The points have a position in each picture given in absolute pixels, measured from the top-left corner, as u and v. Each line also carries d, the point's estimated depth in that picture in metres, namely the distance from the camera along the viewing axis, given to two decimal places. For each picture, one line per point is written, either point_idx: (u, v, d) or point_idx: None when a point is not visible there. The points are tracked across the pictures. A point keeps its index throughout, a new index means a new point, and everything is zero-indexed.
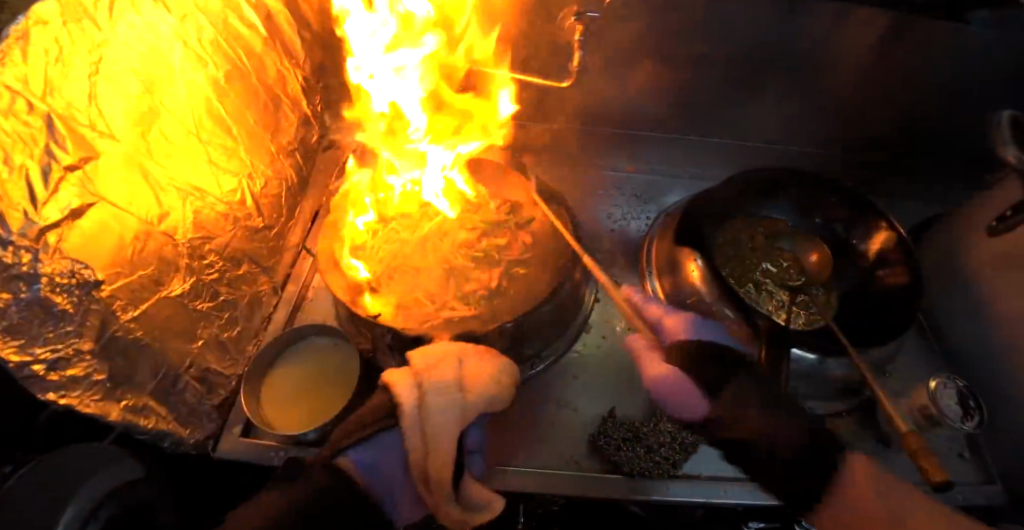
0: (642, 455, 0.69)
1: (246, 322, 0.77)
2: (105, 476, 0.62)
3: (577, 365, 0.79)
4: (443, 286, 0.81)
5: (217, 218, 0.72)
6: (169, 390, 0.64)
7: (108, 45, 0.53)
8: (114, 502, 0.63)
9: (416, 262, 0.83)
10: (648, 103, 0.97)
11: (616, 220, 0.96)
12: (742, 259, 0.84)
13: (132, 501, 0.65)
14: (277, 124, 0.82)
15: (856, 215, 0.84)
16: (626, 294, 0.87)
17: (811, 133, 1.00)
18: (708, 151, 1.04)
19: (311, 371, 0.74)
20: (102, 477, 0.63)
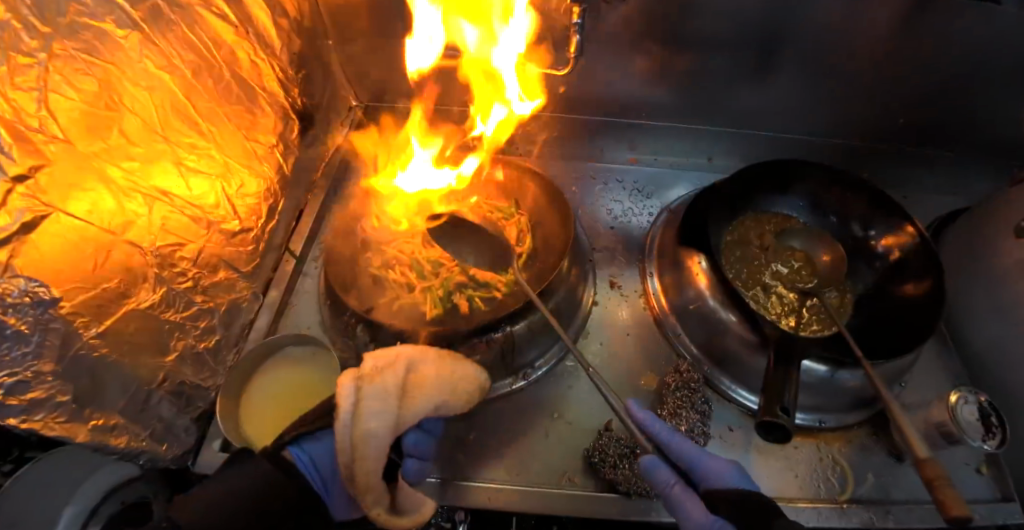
0: (640, 472, 0.64)
1: (225, 331, 0.72)
2: (99, 478, 0.60)
3: (572, 374, 0.74)
4: (412, 299, 0.74)
5: (187, 222, 0.66)
6: (141, 407, 0.61)
7: (53, 51, 0.48)
8: (114, 499, 0.61)
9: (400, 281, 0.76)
10: (646, 88, 0.92)
11: (616, 216, 0.90)
12: (750, 260, 0.79)
13: (129, 499, 0.64)
14: (252, 118, 0.75)
15: (875, 212, 0.77)
16: (626, 296, 0.82)
17: (821, 122, 0.94)
18: (710, 139, 0.99)
19: (292, 381, 0.69)
20: (88, 483, 0.59)
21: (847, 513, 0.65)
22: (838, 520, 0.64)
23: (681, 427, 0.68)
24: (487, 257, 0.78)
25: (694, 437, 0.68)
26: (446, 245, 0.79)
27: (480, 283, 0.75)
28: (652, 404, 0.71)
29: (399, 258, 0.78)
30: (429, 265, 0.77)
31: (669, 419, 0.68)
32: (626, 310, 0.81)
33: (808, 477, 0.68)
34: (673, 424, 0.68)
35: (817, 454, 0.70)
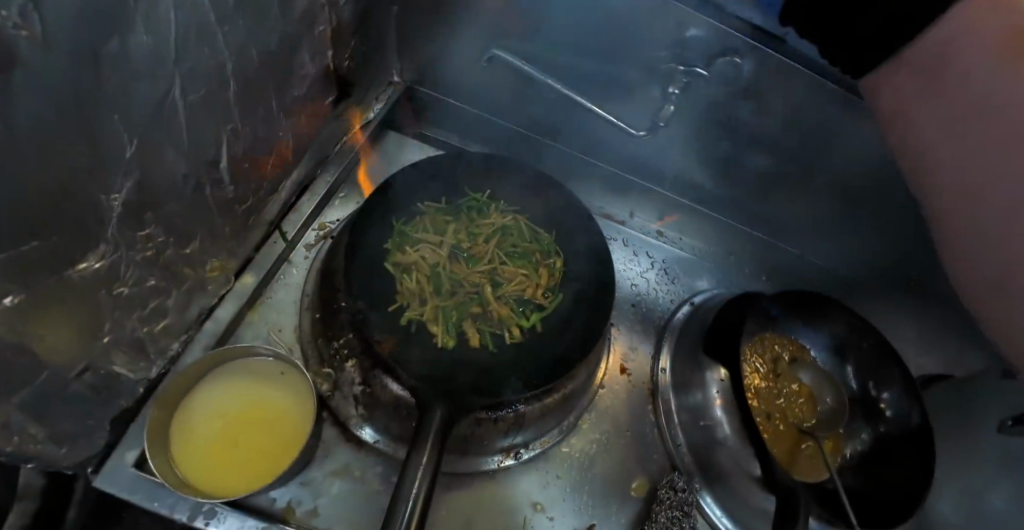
0: None
1: (177, 314, 0.57)
2: None
3: (564, 462, 0.66)
4: (409, 326, 0.61)
5: (175, 175, 0.50)
6: (48, 402, 0.45)
7: None
8: None
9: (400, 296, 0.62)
10: (700, 168, 0.90)
11: (639, 291, 0.85)
12: (762, 381, 0.77)
13: None
14: (293, 70, 0.60)
15: (891, 374, 0.77)
16: (633, 384, 0.76)
17: (843, 256, 0.96)
18: (740, 239, 0.98)
19: (246, 399, 0.55)
20: None
21: None
22: None
23: None
24: (506, 296, 0.67)
25: None
26: (464, 270, 0.68)
27: (492, 329, 0.64)
28: (640, 516, 0.66)
29: (401, 275, 0.64)
30: (441, 288, 0.65)
31: None
32: (633, 400, 0.75)
33: None
34: None
35: None
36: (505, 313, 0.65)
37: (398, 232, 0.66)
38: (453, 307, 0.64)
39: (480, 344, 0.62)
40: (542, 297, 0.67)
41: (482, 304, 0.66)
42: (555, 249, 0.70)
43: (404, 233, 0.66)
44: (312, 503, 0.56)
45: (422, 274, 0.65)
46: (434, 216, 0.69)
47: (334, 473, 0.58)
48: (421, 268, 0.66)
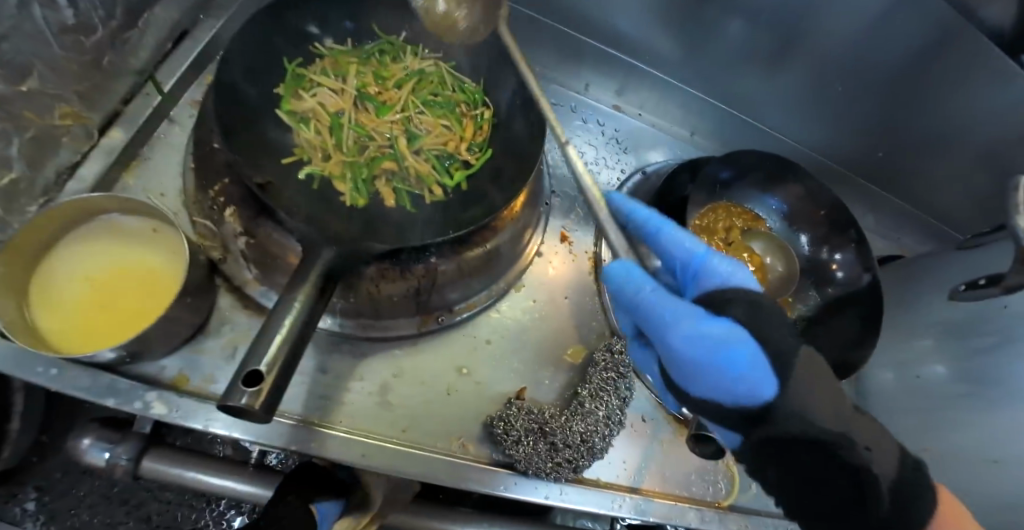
0: (542, 452, 0.57)
1: (25, 169, 0.49)
2: None
3: (494, 329, 0.63)
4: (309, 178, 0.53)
5: None
6: None
7: None
8: None
9: (305, 152, 0.55)
10: (658, 25, 0.80)
11: (585, 163, 0.78)
12: (710, 249, 0.72)
13: None
14: None
15: (845, 239, 0.73)
16: (573, 254, 0.71)
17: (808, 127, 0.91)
18: (701, 111, 0.91)
19: (122, 259, 0.49)
20: None
21: (725, 520, 0.65)
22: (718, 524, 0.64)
23: (599, 412, 0.61)
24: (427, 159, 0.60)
25: (608, 425, 0.61)
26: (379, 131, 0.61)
27: (411, 185, 0.58)
28: (573, 382, 0.63)
29: (305, 127, 0.56)
30: (354, 147, 0.59)
31: (586, 401, 0.61)
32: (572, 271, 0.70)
33: (699, 476, 0.67)
34: (591, 407, 0.61)
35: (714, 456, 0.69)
36: (425, 171, 0.59)
37: (292, 74, 0.57)
38: (364, 165, 0.57)
39: (394, 202, 0.55)
40: (467, 153, 0.60)
41: (398, 161, 0.59)
42: (481, 101, 0.63)
43: (300, 76, 0.57)
44: (209, 372, 0.51)
45: (323, 125, 0.58)
46: (337, 61, 0.60)
47: (235, 341, 0.53)
48: (321, 117, 0.57)
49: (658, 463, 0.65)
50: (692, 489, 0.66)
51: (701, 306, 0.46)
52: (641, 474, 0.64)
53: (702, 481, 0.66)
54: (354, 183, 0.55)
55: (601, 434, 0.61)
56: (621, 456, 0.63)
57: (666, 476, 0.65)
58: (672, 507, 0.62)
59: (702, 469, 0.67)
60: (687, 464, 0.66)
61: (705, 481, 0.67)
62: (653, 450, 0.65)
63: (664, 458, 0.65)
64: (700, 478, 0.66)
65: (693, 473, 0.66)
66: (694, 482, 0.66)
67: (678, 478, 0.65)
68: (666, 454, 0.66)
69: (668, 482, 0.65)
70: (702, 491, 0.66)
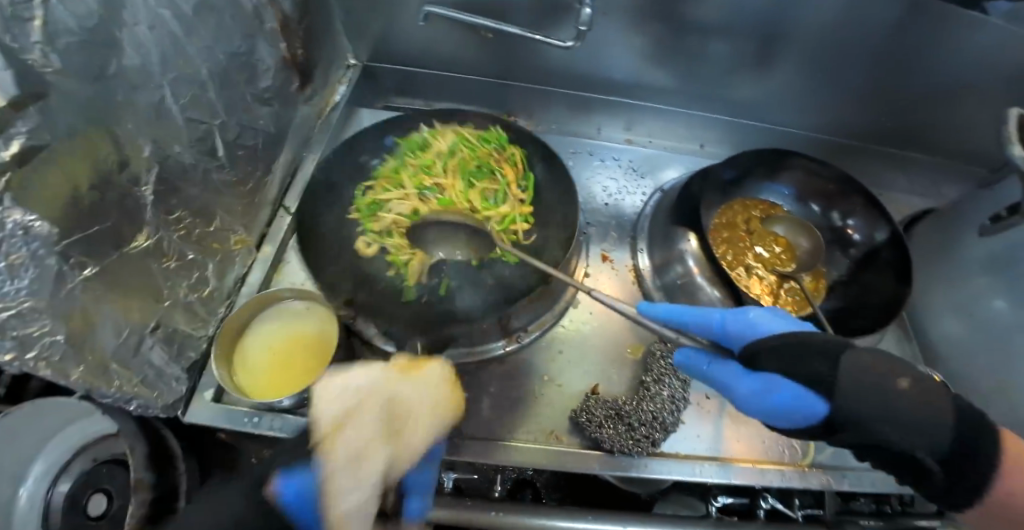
0: (622, 432, 0.67)
1: (217, 282, 0.71)
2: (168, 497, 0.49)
3: (563, 340, 0.76)
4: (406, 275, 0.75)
5: (186, 169, 0.64)
6: (134, 352, 0.60)
7: None
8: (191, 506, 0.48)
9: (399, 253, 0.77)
10: (646, 68, 0.96)
11: (610, 194, 0.93)
12: (734, 243, 0.82)
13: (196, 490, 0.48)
14: (254, 67, 0.72)
15: (855, 203, 0.81)
16: (615, 269, 0.84)
17: (808, 116, 1.01)
18: (707, 125, 1.04)
19: (288, 331, 0.68)
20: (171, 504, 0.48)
21: (807, 476, 0.71)
22: (799, 481, 0.70)
23: (664, 392, 0.71)
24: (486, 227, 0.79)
25: (675, 402, 0.71)
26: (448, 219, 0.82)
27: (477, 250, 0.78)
28: (638, 373, 0.74)
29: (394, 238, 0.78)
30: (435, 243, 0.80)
31: (652, 386, 0.72)
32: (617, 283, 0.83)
33: (772, 441, 0.74)
34: (656, 390, 0.71)
35: None
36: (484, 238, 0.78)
37: (368, 207, 0.80)
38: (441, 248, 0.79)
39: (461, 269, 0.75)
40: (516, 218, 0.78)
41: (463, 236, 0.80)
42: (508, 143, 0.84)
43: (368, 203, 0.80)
44: None
45: (400, 229, 0.79)
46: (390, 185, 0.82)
47: None
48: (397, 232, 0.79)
49: (729, 434, 0.73)
50: (769, 455, 0.73)
51: (737, 365, 0.60)
52: (715, 446, 0.72)
53: (778, 447, 0.73)
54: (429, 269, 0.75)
55: (671, 411, 0.70)
56: (694, 433, 0.73)
57: (741, 446, 0.73)
58: (754, 471, 0.69)
59: (774, 436, 0.74)
60: (758, 433, 0.74)
61: (781, 447, 0.73)
62: (723, 424, 0.74)
63: (734, 429, 0.74)
64: (774, 445, 0.73)
65: (767, 441, 0.74)
66: (769, 448, 0.73)
67: (750, 446, 0.73)
68: (735, 426, 0.74)
69: (742, 449, 0.73)
70: (781, 458, 0.73)
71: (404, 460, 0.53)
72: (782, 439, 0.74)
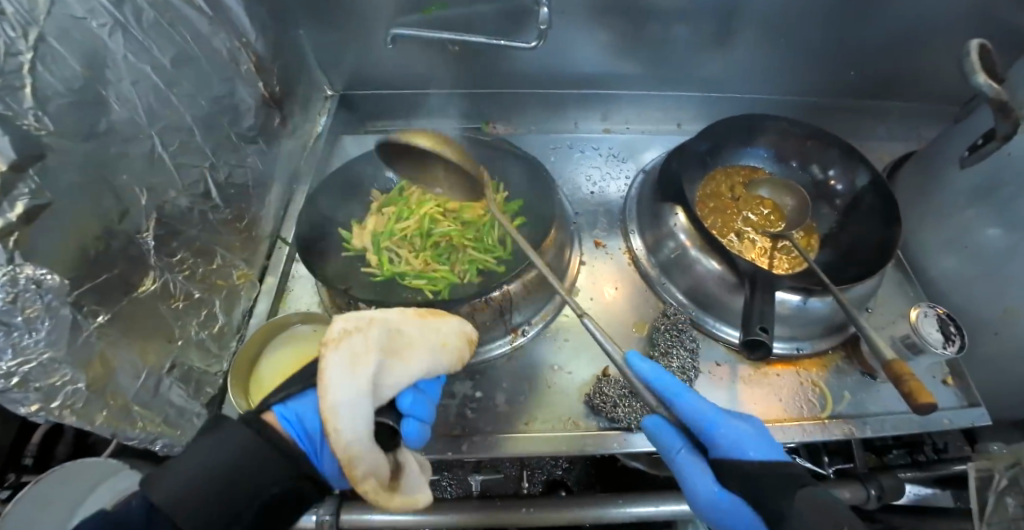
0: (637, 408, 0.68)
1: (226, 318, 0.72)
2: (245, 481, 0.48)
3: (568, 327, 0.77)
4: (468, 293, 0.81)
5: (183, 212, 0.67)
6: (153, 393, 0.61)
7: (31, 49, 0.49)
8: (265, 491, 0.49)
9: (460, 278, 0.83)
10: (613, 58, 0.99)
11: (595, 182, 0.95)
12: (721, 211, 0.84)
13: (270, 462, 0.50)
14: (236, 109, 0.75)
15: (832, 155, 0.83)
16: (610, 255, 0.85)
17: (777, 81, 1.03)
18: (681, 104, 1.06)
19: (299, 354, 0.69)
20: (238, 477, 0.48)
21: (830, 428, 0.71)
22: (823, 435, 0.70)
23: (673, 364, 0.72)
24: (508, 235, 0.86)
25: (686, 373, 0.71)
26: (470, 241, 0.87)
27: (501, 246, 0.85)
28: (646, 349, 0.75)
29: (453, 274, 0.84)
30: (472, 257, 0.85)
31: (662, 359, 0.72)
32: (614, 266, 0.84)
33: (791, 399, 0.74)
34: (666, 362, 0.72)
35: (798, 379, 0.76)
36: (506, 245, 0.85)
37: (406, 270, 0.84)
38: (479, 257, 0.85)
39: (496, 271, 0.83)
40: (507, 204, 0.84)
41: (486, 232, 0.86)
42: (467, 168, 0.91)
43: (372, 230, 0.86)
44: None
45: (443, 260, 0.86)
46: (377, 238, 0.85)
47: None
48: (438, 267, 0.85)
49: (751, 399, 0.73)
50: (795, 414, 0.72)
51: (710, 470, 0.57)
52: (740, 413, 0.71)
53: (802, 405, 0.73)
54: (437, 284, 0.83)
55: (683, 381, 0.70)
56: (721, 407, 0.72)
57: (765, 410, 0.72)
58: (777, 431, 0.70)
59: (793, 394, 0.74)
60: (777, 394, 0.74)
61: (803, 404, 0.73)
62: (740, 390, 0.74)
63: (754, 394, 0.74)
64: (797, 404, 0.73)
65: (790, 400, 0.74)
66: (793, 406, 0.73)
67: (773, 407, 0.73)
68: (756, 390, 0.74)
69: (765, 411, 0.72)
70: (807, 415, 0.72)
71: (398, 375, 0.57)
72: (800, 395, 0.74)
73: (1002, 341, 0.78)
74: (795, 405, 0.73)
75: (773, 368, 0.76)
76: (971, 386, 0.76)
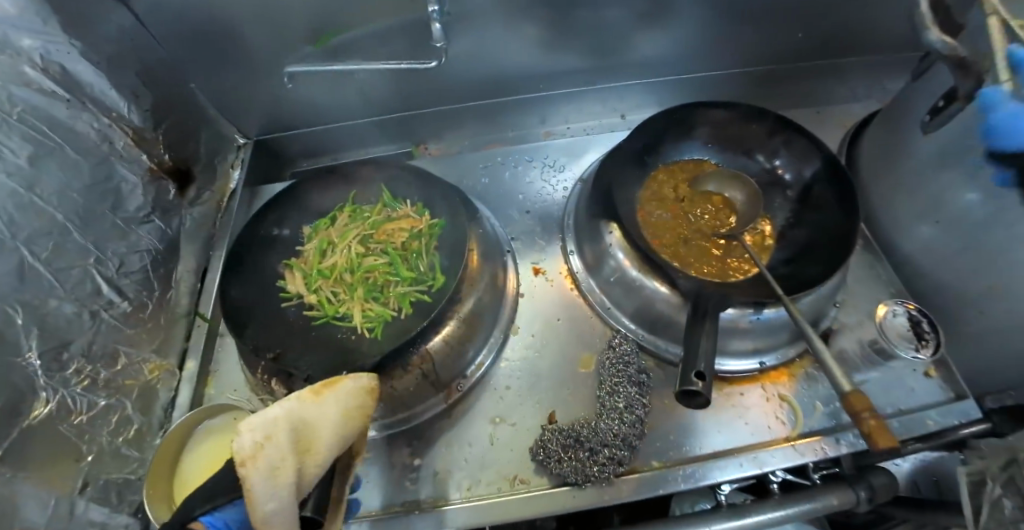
0: (585, 460, 0.62)
1: (143, 417, 0.68)
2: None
3: (508, 374, 0.71)
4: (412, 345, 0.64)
5: (71, 319, 0.62)
6: (68, 520, 0.57)
7: None
8: None
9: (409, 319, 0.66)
10: (535, 57, 0.90)
11: (531, 198, 0.88)
12: (668, 220, 0.76)
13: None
14: (118, 191, 0.69)
15: (777, 142, 0.77)
16: (551, 281, 0.79)
17: (719, 54, 0.94)
18: (618, 95, 0.98)
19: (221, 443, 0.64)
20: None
21: (801, 449, 0.65)
22: (796, 458, 0.65)
23: (620, 403, 0.66)
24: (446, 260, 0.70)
25: (635, 413, 0.65)
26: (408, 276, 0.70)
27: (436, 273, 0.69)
28: (593, 387, 0.69)
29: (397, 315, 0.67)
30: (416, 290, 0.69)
31: (608, 399, 0.67)
32: (554, 294, 0.78)
33: (759, 420, 0.68)
34: (612, 402, 0.66)
35: (763, 395, 0.70)
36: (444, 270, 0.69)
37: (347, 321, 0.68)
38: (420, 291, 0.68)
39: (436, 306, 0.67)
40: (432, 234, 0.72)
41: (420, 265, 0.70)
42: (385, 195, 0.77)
43: (302, 268, 0.71)
44: None
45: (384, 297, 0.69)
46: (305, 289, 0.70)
47: None
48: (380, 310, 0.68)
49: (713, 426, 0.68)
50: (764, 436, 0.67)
51: None
52: (702, 446, 0.66)
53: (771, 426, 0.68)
54: (373, 322, 0.67)
55: (633, 426, 0.65)
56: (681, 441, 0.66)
57: (731, 438, 0.67)
58: (744, 462, 0.64)
59: (760, 415, 0.69)
60: (742, 417, 0.68)
61: (772, 423, 0.68)
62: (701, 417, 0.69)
63: (717, 421, 0.68)
64: (765, 426, 0.68)
65: (756, 422, 0.68)
66: (760, 427, 0.68)
67: (738, 431, 0.68)
68: (719, 416, 0.69)
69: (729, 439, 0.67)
70: (776, 436, 0.67)
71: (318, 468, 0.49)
72: (768, 412, 0.69)
73: (991, 323, 0.69)
74: (762, 426, 0.68)
75: (736, 387, 0.71)
76: (956, 376, 0.72)
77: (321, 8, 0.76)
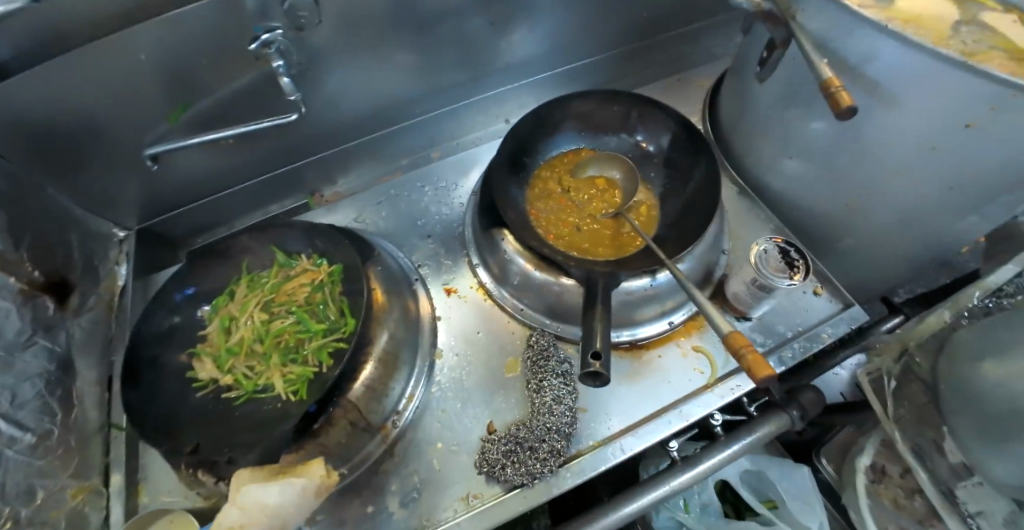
0: (526, 460, 0.65)
1: None
2: None
3: (439, 397, 0.73)
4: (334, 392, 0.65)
5: None
6: None
7: None
8: None
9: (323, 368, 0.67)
10: (403, 85, 0.91)
11: (427, 223, 0.91)
12: (556, 212, 0.79)
13: None
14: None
15: (635, 119, 0.83)
16: (464, 299, 0.81)
17: (572, 46, 0.99)
18: (490, 103, 1.01)
19: None
20: None
21: (717, 393, 0.70)
22: (714, 403, 0.69)
23: (548, 398, 0.69)
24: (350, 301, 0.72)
25: (563, 402, 0.69)
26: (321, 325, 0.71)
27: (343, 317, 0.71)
28: (522, 388, 0.73)
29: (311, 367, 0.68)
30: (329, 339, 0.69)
31: (537, 397, 0.70)
32: (467, 308, 0.80)
33: (680, 374, 0.73)
34: (541, 398, 0.70)
35: (678, 351, 0.75)
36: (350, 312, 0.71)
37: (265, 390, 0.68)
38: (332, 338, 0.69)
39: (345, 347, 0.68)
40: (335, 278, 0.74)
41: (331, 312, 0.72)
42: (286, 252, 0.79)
43: (211, 352, 0.71)
44: None
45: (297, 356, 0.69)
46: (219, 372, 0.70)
47: None
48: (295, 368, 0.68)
49: (638, 392, 0.72)
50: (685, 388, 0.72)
51: None
52: (631, 414, 0.70)
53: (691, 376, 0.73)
54: (296, 384, 0.66)
55: (564, 414, 0.68)
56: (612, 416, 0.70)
57: (656, 398, 0.71)
58: (671, 420, 0.68)
59: (679, 370, 0.73)
60: (664, 378, 0.73)
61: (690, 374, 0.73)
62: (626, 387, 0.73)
63: (640, 387, 0.72)
64: (686, 378, 0.72)
65: (677, 377, 0.73)
66: (681, 382, 0.72)
67: (662, 391, 0.72)
68: (641, 381, 0.73)
69: (654, 401, 0.71)
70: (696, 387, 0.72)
71: None
72: (687, 366, 0.74)
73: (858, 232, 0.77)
74: (683, 380, 0.73)
75: (653, 351, 0.75)
76: (839, 289, 0.78)
77: (171, 84, 0.75)
